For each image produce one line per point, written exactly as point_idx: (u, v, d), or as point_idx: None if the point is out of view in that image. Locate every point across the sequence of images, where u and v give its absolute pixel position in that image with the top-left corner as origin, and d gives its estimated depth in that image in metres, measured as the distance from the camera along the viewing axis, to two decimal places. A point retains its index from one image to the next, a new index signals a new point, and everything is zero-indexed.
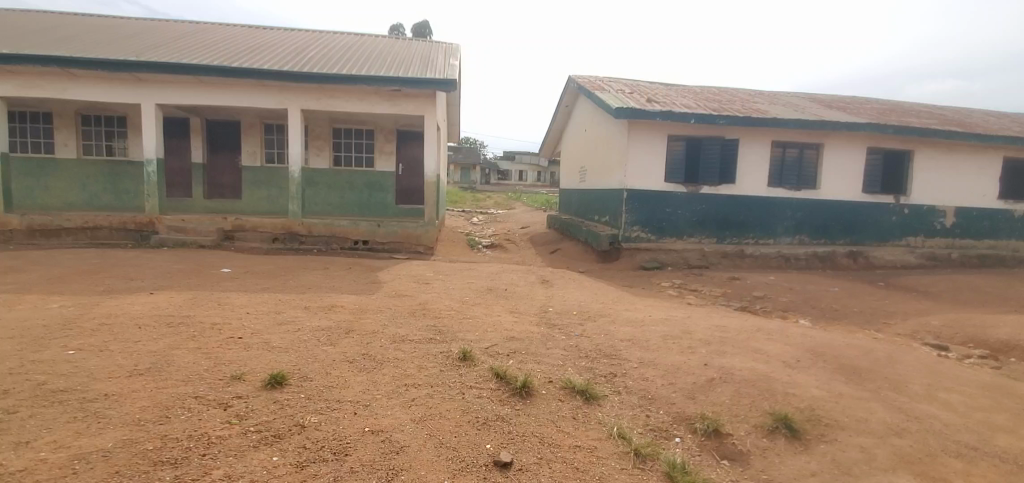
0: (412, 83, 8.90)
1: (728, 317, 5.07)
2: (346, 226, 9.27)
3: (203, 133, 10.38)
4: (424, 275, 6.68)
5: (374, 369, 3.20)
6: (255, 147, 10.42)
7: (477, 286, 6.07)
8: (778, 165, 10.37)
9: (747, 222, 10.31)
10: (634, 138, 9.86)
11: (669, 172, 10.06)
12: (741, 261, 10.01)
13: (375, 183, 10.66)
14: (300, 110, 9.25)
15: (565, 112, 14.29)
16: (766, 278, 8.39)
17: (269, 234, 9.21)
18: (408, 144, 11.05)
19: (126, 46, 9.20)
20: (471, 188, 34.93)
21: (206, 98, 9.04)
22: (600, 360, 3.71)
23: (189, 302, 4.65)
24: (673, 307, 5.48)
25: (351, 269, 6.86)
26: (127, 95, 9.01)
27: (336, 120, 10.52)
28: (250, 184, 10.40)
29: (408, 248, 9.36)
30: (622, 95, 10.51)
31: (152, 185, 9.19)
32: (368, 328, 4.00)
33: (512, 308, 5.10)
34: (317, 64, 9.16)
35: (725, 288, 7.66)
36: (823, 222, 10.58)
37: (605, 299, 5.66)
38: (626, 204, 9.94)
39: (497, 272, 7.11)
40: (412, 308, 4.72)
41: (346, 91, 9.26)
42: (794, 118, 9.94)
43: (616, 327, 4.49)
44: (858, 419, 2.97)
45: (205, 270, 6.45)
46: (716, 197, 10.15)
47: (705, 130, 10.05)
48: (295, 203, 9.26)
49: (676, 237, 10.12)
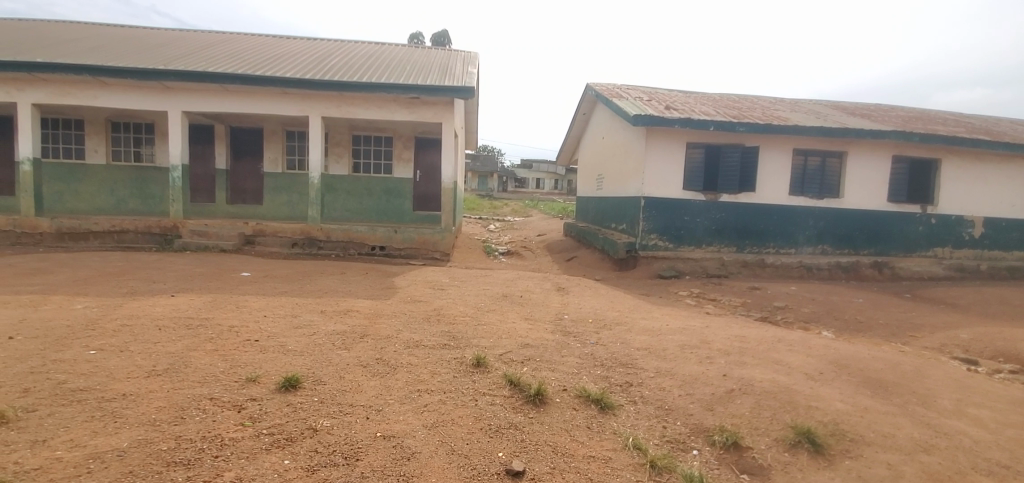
0: (431, 90, 8.98)
1: (748, 327, 4.95)
2: (363, 231, 9.34)
3: (227, 140, 10.61)
4: (440, 281, 6.68)
5: (388, 374, 3.19)
6: (276, 154, 10.62)
7: (492, 293, 6.06)
8: (799, 173, 10.17)
9: (768, 231, 10.11)
10: (652, 145, 9.79)
11: (687, 180, 9.94)
12: (761, 270, 9.81)
13: (393, 189, 10.80)
14: (321, 117, 9.39)
15: (583, 119, 14.26)
16: (787, 288, 8.20)
17: (288, 238, 9.33)
18: (426, 151, 11.10)
19: (155, 55, 9.48)
20: (487, 195, 35.04)
21: (230, 105, 9.25)
22: (616, 369, 3.65)
23: (208, 305, 4.71)
24: (690, 316, 5.38)
25: (368, 275, 6.91)
26: (154, 102, 9.26)
27: (356, 127, 10.66)
28: (271, 189, 10.58)
29: (424, 255, 9.40)
30: (639, 102, 10.43)
31: (177, 190, 9.39)
32: (383, 333, 4.01)
33: (527, 315, 5.07)
34: (338, 72, 9.31)
35: (744, 298, 7.51)
36: (847, 232, 10.32)
37: (621, 307, 5.60)
38: (644, 212, 9.85)
39: (512, 279, 7.08)
40: (427, 313, 4.72)
41: (366, 99, 9.38)
42: (816, 125, 9.76)
43: (632, 335, 4.42)
44: (885, 435, 2.85)
45: (225, 274, 6.56)
46: (736, 205, 9.98)
47: (724, 137, 9.92)
48: (313, 208, 9.38)
49: (694, 246, 9.98)
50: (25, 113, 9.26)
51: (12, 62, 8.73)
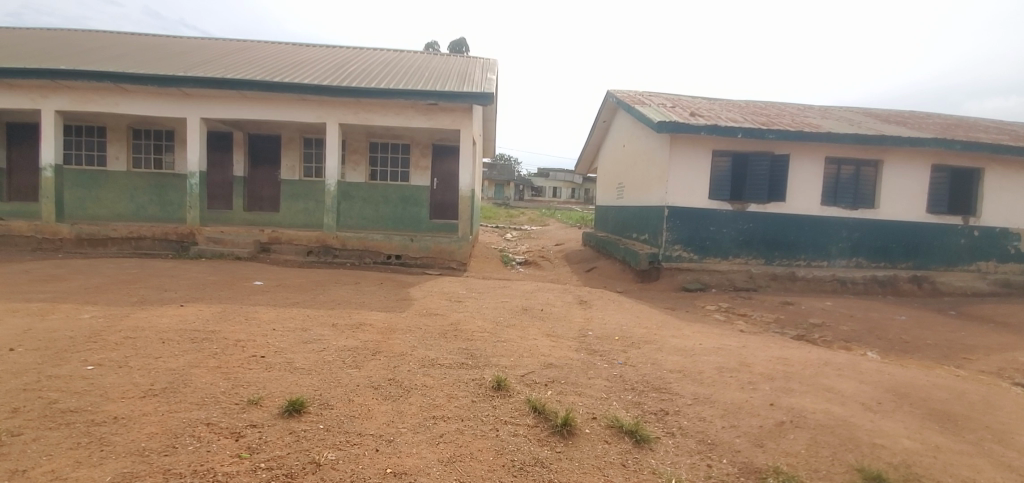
0: (449, 97, 8.80)
1: (788, 348, 4.58)
2: (379, 239, 9.16)
3: (245, 147, 10.56)
4: (456, 293, 6.42)
5: (401, 398, 2.93)
6: (294, 162, 10.53)
7: (511, 306, 5.77)
8: (832, 182, 9.73)
9: (799, 243, 9.67)
10: (677, 153, 9.46)
11: (713, 189, 9.56)
12: (792, 284, 9.35)
13: (409, 197, 10.68)
14: (338, 124, 9.27)
15: (603, 127, 13.98)
16: (822, 304, 7.76)
17: (303, 246, 9.18)
18: (443, 159, 10.96)
19: (176, 63, 9.50)
20: (504, 204, 34.80)
21: (248, 112, 9.18)
22: (649, 394, 3.34)
23: (217, 316, 4.52)
24: (724, 334, 5.02)
25: (384, 285, 6.68)
26: (173, 110, 9.26)
27: (373, 134, 10.53)
28: (288, 197, 10.51)
29: (440, 264, 9.17)
30: (662, 109, 10.12)
31: (194, 196, 9.32)
32: (396, 350, 3.74)
33: (548, 331, 4.76)
34: (356, 79, 9.20)
35: (777, 314, 7.11)
36: (883, 244, 9.82)
37: (648, 323, 5.27)
38: (668, 222, 9.50)
39: (532, 291, 6.78)
40: (443, 327, 4.46)
41: (384, 106, 9.24)
42: (850, 132, 9.32)
43: (664, 356, 4.10)
44: (964, 480, 2.49)
45: (238, 283, 6.39)
46: (765, 215, 9.57)
47: (752, 145, 9.54)
48: (329, 216, 9.25)
49: (720, 257, 9.58)
50: (48, 120, 9.33)
51: (36, 70, 8.81)
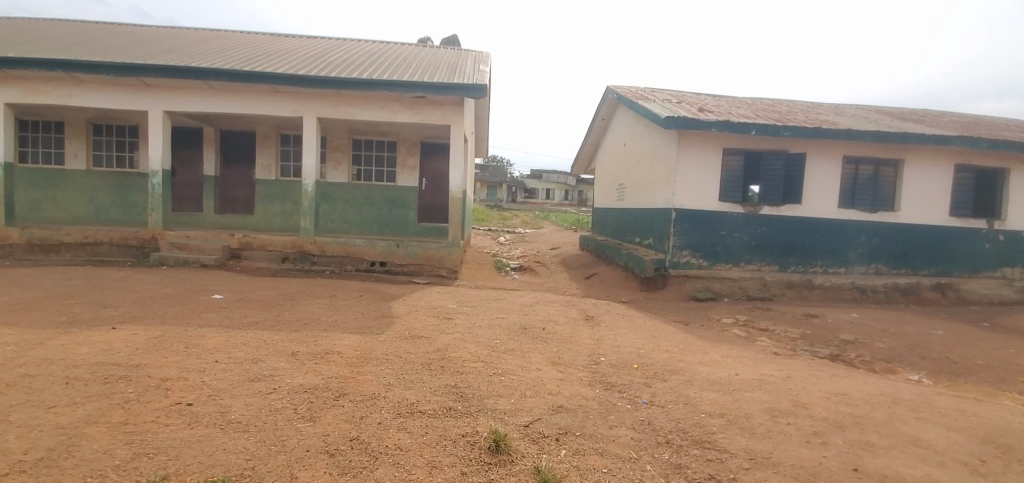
0: (438, 89, 8.03)
1: (839, 378, 3.87)
2: (361, 245, 8.35)
3: (217, 144, 9.72)
4: (445, 307, 5.63)
5: (364, 471, 2.16)
6: (269, 160, 9.71)
7: (508, 324, 4.99)
8: (850, 183, 9.09)
9: (815, 248, 9.02)
10: (685, 151, 8.75)
11: (724, 190, 8.87)
12: (809, 292, 8.72)
13: (396, 198, 9.89)
14: (316, 118, 8.45)
15: (602, 124, 13.28)
16: (848, 315, 7.08)
17: (278, 253, 8.36)
18: (433, 157, 10.18)
19: (138, 51, 8.66)
20: (496, 206, 33.90)
21: (217, 105, 8.35)
22: (691, 451, 2.59)
23: (151, 344, 3.71)
24: (758, 359, 4.28)
25: (362, 298, 5.87)
26: (134, 103, 8.41)
27: (356, 131, 9.73)
28: (263, 198, 9.67)
29: (429, 272, 8.41)
30: (667, 104, 9.39)
31: (156, 197, 8.46)
32: (367, 390, 2.96)
33: (553, 357, 4.00)
34: (335, 69, 8.40)
35: (803, 329, 6.41)
36: (903, 249, 9.23)
37: (669, 345, 4.51)
38: (675, 225, 8.78)
39: (531, 305, 5.99)
40: (428, 355, 3.69)
41: (366, 98, 8.45)
42: (871, 129, 8.68)
43: (697, 392, 3.34)
44: None
45: (193, 297, 5.56)
46: (779, 218, 8.90)
47: (765, 143, 8.86)
48: (306, 219, 8.43)
49: (731, 263, 8.89)
50: None
51: None
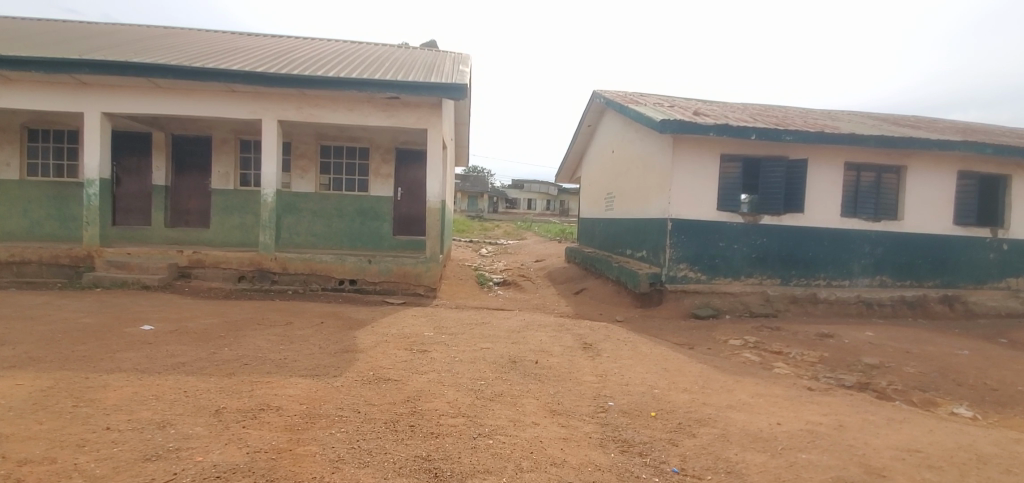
0: (413, 89, 7.29)
1: (896, 424, 3.21)
2: (329, 261, 7.49)
3: (167, 151, 8.78)
4: (420, 336, 4.83)
5: None
6: (227, 168, 8.82)
7: (494, 357, 4.24)
8: (852, 191, 8.62)
9: (818, 259, 8.49)
10: (680, 157, 8.16)
11: (722, 199, 8.29)
12: (814, 308, 8.16)
13: (369, 210, 9.10)
14: (277, 121, 7.60)
15: (588, 131, 12.70)
16: (862, 335, 6.51)
17: (233, 271, 7.46)
18: (409, 165, 9.40)
19: (74, 46, 7.71)
20: (477, 217, 33.03)
21: (165, 107, 7.45)
22: None
23: (30, 404, 2.84)
24: (794, 399, 3.59)
25: (322, 326, 5.02)
26: (68, 104, 7.46)
27: (324, 136, 8.90)
28: (219, 209, 8.78)
29: (404, 290, 7.60)
30: (660, 108, 8.80)
31: (93, 210, 7.49)
32: (306, 473, 2.16)
33: (551, 403, 3.25)
34: (298, 67, 7.58)
35: (820, 351, 5.79)
36: (908, 260, 8.78)
37: (687, 381, 3.80)
38: (671, 237, 8.15)
39: (519, 331, 5.21)
40: (395, 408, 2.89)
41: (334, 99, 7.64)
42: (874, 134, 8.23)
43: (739, 452, 2.64)
44: None
45: (116, 329, 4.64)
46: (780, 228, 8.35)
47: (764, 149, 8.33)
48: (266, 233, 7.54)
49: (731, 277, 8.30)
50: None
51: None
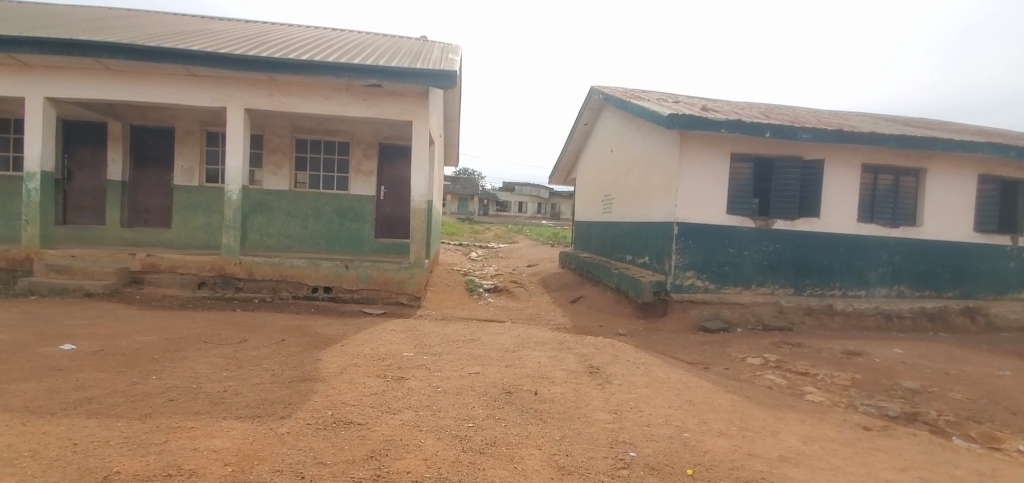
0: (397, 75, 6.57)
1: None
2: (300, 266, 6.72)
3: (125, 142, 7.96)
4: (398, 357, 4.08)
5: None
6: (191, 162, 8.02)
7: (486, 386, 3.51)
8: (869, 195, 8.04)
9: (833, 268, 7.90)
10: (688, 155, 7.51)
11: (732, 202, 7.66)
12: (830, 320, 7.54)
13: (348, 210, 8.34)
14: (244, 109, 6.82)
15: (584, 129, 12.04)
16: (891, 353, 5.90)
17: (192, 276, 6.66)
18: (392, 162, 8.65)
19: (17, 23, 6.85)
20: (467, 220, 32.13)
21: (117, 91, 6.64)
22: None
23: None
24: (854, 445, 2.93)
25: (281, 344, 4.26)
26: (7, 87, 6.61)
27: (300, 129, 8.14)
28: (182, 208, 7.99)
29: (385, 299, 6.85)
30: (665, 103, 8.15)
31: (33, 206, 6.65)
32: None
33: (558, 456, 2.54)
34: (269, 49, 6.80)
35: (852, 373, 5.15)
36: (927, 268, 8.22)
37: (721, 420, 3.10)
38: (677, 242, 7.50)
39: (514, 350, 4.50)
40: (353, 473, 2.15)
41: (309, 86, 6.89)
42: (894, 134, 7.65)
43: None
44: None
45: (28, 349, 3.84)
46: (794, 234, 7.75)
47: (777, 148, 7.73)
48: (230, 234, 6.75)
49: (741, 286, 7.67)
50: None
51: None
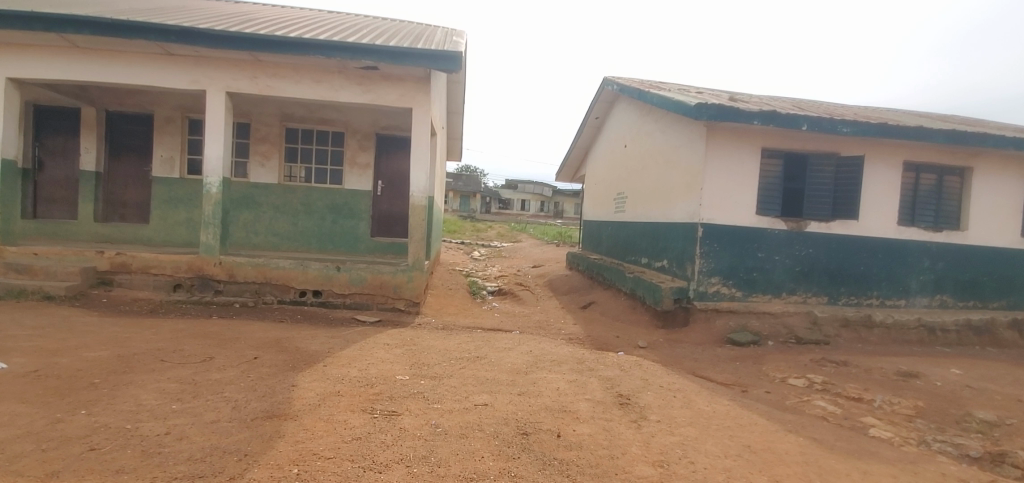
0: (395, 57, 5.90)
1: None
2: (287, 268, 6.06)
3: (100, 130, 7.31)
4: (390, 381, 3.42)
5: None
6: (172, 152, 7.36)
7: (497, 424, 2.85)
8: (910, 195, 7.35)
9: (870, 275, 7.22)
10: (714, 150, 6.83)
11: (762, 202, 6.98)
12: (869, 333, 6.86)
13: (342, 206, 7.69)
14: (226, 93, 6.16)
15: (595, 123, 11.36)
16: (949, 374, 5.22)
17: (167, 278, 6.02)
18: (391, 154, 7.98)
19: None
20: (470, 218, 31.44)
21: (85, 72, 5.99)
22: None
23: None
24: None
25: (252, 364, 3.60)
26: None
27: (290, 117, 7.48)
28: (161, 202, 7.35)
29: (380, 304, 6.19)
30: (687, 93, 7.46)
31: None
32: None
33: None
34: (253, 26, 6.14)
35: (913, 400, 4.47)
36: (972, 277, 7.54)
37: (798, 479, 2.44)
38: (701, 246, 6.83)
39: (527, 373, 3.83)
40: None
41: (298, 69, 6.23)
42: (941, 129, 6.95)
43: None
44: None
45: None
46: (828, 237, 7.06)
47: (812, 143, 7.04)
48: (208, 231, 6.08)
49: (770, 294, 7.00)
50: None
51: None
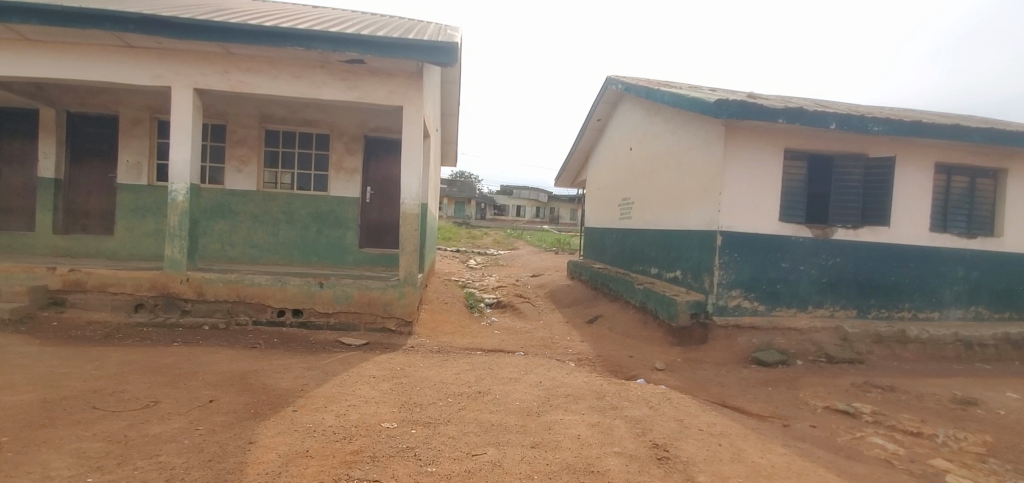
0: (383, 49, 5.29)
1: None
2: (264, 284, 5.42)
3: (60, 133, 6.65)
4: (374, 433, 2.78)
5: None
6: (139, 157, 6.71)
7: None
8: (942, 199, 6.80)
9: (902, 285, 6.66)
10: (733, 151, 6.26)
11: (785, 207, 6.42)
12: (903, 349, 6.29)
13: (327, 215, 7.04)
14: (194, 89, 5.53)
15: (598, 124, 10.78)
16: (1008, 400, 4.63)
17: (128, 297, 5.36)
18: (381, 158, 7.35)
19: None
20: (465, 224, 30.82)
21: (35, 66, 5.35)
22: None
23: None
24: None
25: (206, 410, 2.95)
26: None
27: (270, 118, 6.84)
28: (128, 212, 6.69)
29: (367, 324, 5.55)
30: (702, 91, 6.90)
31: None
32: None
33: None
34: (225, 16, 5.53)
35: (982, 435, 3.88)
36: (1008, 286, 6.99)
37: None
38: (721, 255, 6.24)
39: (539, 414, 3.21)
40: None
41: (275, 63, 5.61)
42: (977, 128, 6.42)
43: None
44: None
45: None
46: (857, 245, 6.50)
47: (838, 143, 6.50)
48: (174, 244, 5.43)
49: (795, 308, 6.42)
50: None
51: None
